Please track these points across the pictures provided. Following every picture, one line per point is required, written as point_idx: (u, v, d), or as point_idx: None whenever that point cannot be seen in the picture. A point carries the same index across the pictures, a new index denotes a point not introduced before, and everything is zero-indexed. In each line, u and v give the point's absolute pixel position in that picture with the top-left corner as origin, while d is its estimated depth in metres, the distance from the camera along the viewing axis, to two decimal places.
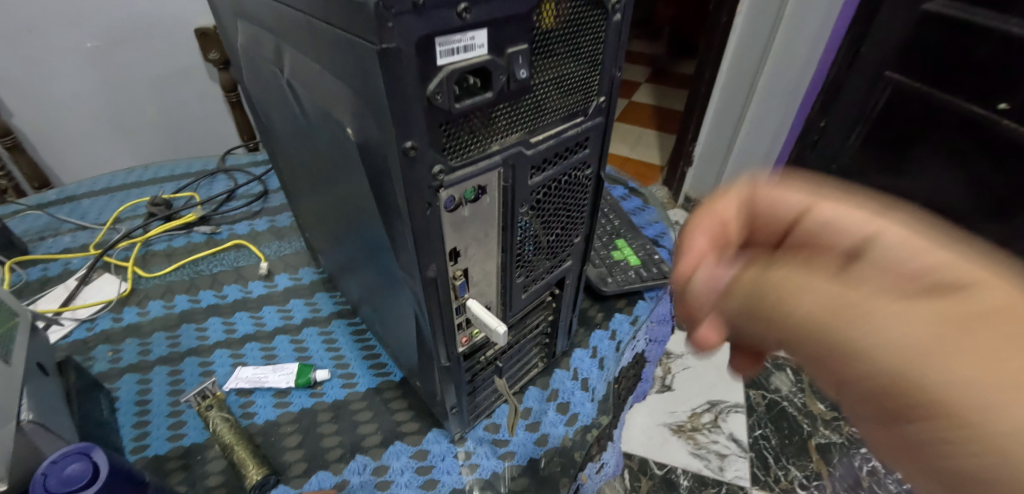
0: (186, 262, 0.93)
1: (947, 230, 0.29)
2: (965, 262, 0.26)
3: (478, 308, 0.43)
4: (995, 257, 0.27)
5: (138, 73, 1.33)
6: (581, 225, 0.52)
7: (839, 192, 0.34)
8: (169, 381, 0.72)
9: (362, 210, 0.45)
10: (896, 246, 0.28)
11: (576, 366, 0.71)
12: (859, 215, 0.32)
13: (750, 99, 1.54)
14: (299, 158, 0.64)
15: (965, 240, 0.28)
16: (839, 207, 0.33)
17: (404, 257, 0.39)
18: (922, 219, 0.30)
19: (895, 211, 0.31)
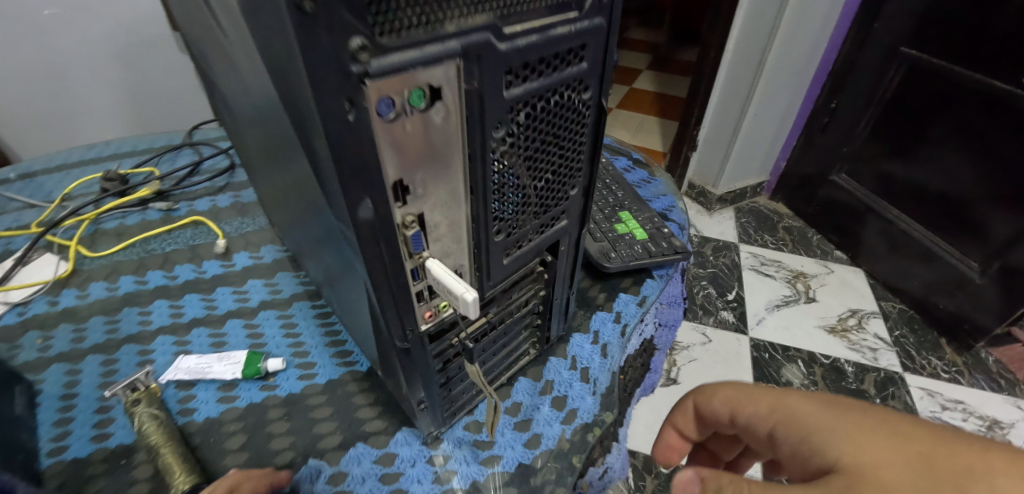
0: (137, 239, 0.81)
1: (867, 412, 0.35)
2: (882, 451, 0.32)
3: (441, 270, 0.32)
4: (905, 427, 0.33)
5: (102, 44, 1.21)
6: (579, 172, 0.42)
7: (786, 394, 0.41)
8: (100, 372, 0.62)
9: (291, 144, 0.34)
10: (835, 448, 0.34)
11: (575, 354, 0.61)
12: (804, 420, 0.38)
13: (759, 77, 1.40)
14: (234, 106, 0.53)
15: (881, 424, 0.34)
16: (786, 412, 0.39)
17: (334, 194, 0.28)
18: (848, 411, 0.36)
19: (826, 407, 0.37)
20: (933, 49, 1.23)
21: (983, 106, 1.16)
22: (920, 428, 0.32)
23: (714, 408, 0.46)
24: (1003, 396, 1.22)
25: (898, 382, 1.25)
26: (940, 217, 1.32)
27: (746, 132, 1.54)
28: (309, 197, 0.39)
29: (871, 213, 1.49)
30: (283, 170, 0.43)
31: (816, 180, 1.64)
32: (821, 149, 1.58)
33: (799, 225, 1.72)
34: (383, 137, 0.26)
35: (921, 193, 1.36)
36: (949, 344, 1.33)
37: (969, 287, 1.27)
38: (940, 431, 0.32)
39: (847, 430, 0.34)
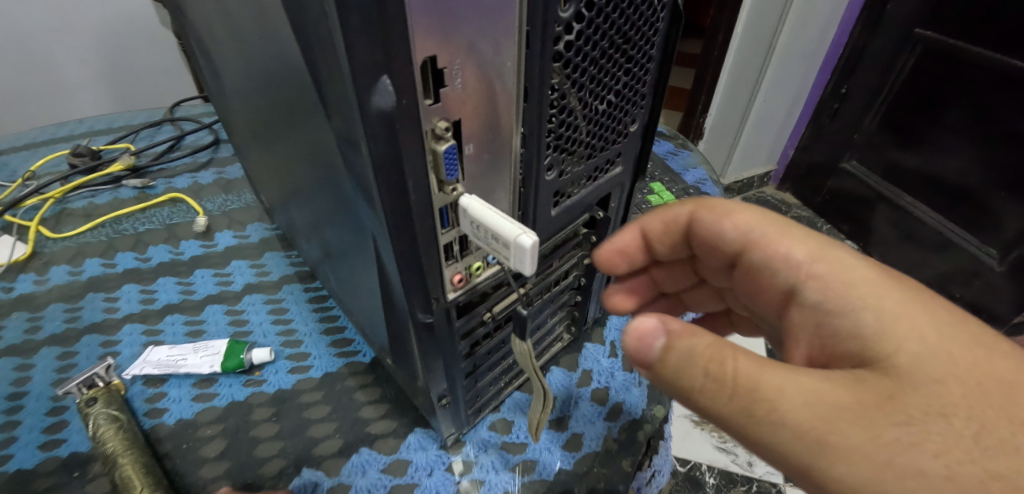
0: (105, 219, 0.70)
1: (936, 302, 0.27)
2: (956, 359, 0.24)
3: (481, 208, 0.23)
4: (981, 337, 0.25)
5: (75, 19, 1.03)
6: (642, 103, 0.33)
7: (841, 252, 0.30)
8: (56, 366, 0.52)
9: (280, 39, 0.24)
10: (893, 334, 0.25)
11: (613, 339, 0.53)
12: (857, 283, 0.28)
13: (769, 65, 1.09)
14: (203, 41, 0.42)
15: (955, 322, 0.26)
16: (838, 271, 0.29)
17: (342, 89, 0.19)
18: (918, 294, 0.27)
19: (892, 280, 0.28)
20: (954, 27, 0.95)
21: (1006, 86, 0.89)
22: (996, 342, 0.25)
23: (718, 230, 0.36)
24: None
25: None
26: (957, 204, 1.02)
27: (755, 123, 1.21)
28: (303, 130, 0.30)
29: (881, 200, 1.15)
30: (270, 103, 0.34)
31: (824, 167, 1.26)
32: (832, 137, 1.22)
33: (808, 213, 1.33)
34: None
35: (933, 184, 1.05)
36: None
37: (987, 275, 0.99)
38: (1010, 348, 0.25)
39: (914, 316, 0.26)
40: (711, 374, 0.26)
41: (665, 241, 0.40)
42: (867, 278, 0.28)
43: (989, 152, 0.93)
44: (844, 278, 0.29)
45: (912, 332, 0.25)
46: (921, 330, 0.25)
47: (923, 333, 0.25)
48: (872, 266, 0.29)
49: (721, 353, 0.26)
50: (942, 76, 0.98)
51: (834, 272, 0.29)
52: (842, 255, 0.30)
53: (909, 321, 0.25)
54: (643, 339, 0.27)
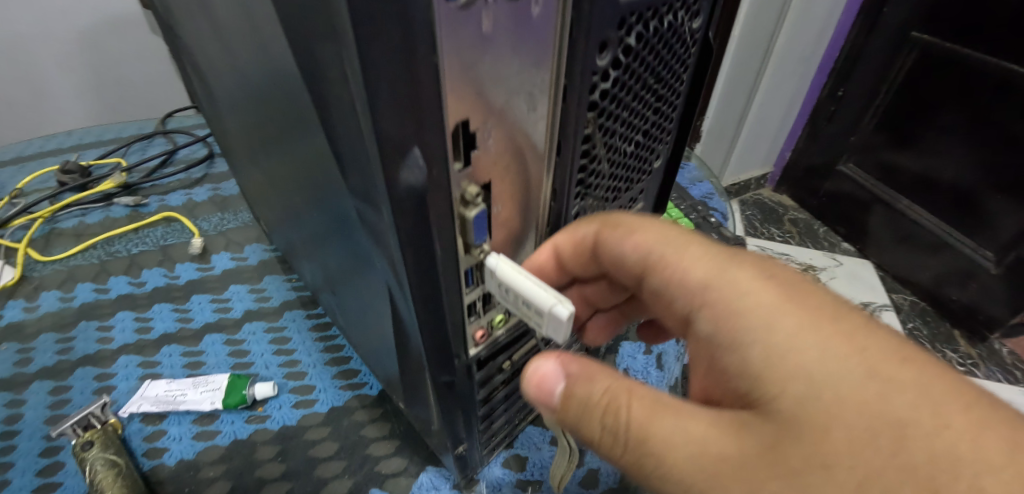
0: (96, 240, 0.68)
1: (839, 326, 0.20)
2: (845, 401, 0.19)
3: (511, 270, 0.21)
4: (890, 365, 0.19)
5: (53, 25, 0.95)
6: (667, 139, 0.31)
7: (744, 270, 0.23)
8: (49, 402, 0.50)
9: (292, 94, 0.23)
10: (774, 375, 0.20)
11: (626, 366, 0.51)
12: (750, 314, 0.22)
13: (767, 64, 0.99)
14: (197, 67, 0.40)
15: (859, 354, 0.19)
16: (731, 298, 0.22)
17: (364, 156, 0.17)
18: (817, 319, 0.21)
19: (791, 303, 0.21)
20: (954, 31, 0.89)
21: (1004, 92, 0.85)
22: (916, 365, 0.19)
23: (619, 252, 0.27)
24: (1020, 390, 0.91)
25: None
26: (953, 207, 0.97)
27: (754, 123, 1.11)
28: (310, 174, 0.28)
29: (877, 202, 1.09)
30: (276, 145, 0.32)
31: (821, 169, 1.18)
32: (830, 140, 1.14)
33: (805, 215, 1.24)
34: (447, 38, 0.14)
35: (931, 187, 1.00)
36: (959, 335, 0.99)
37: (982, 277, 0.94)
38: (938, 374, 0.19)
39: (805, 347, 0.20)
40: (608, 424, 0.23)
41: (573, 261, 0.28)
42: (761, 300, 0.22)
43: (987, 155, 0.89)
44: (734, 303, 0.22)
45: (808, 371, 0.20)
46: (814, 367, 0.20)
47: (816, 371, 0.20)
48: (765, 276, 0.23)
49: (617, 400, 0.23)
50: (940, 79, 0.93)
51: (726, 293, 0.23)
52: (738, 266, 0.23)
53: (795, 356, 0.20)
54: (540, 386, 0.25)
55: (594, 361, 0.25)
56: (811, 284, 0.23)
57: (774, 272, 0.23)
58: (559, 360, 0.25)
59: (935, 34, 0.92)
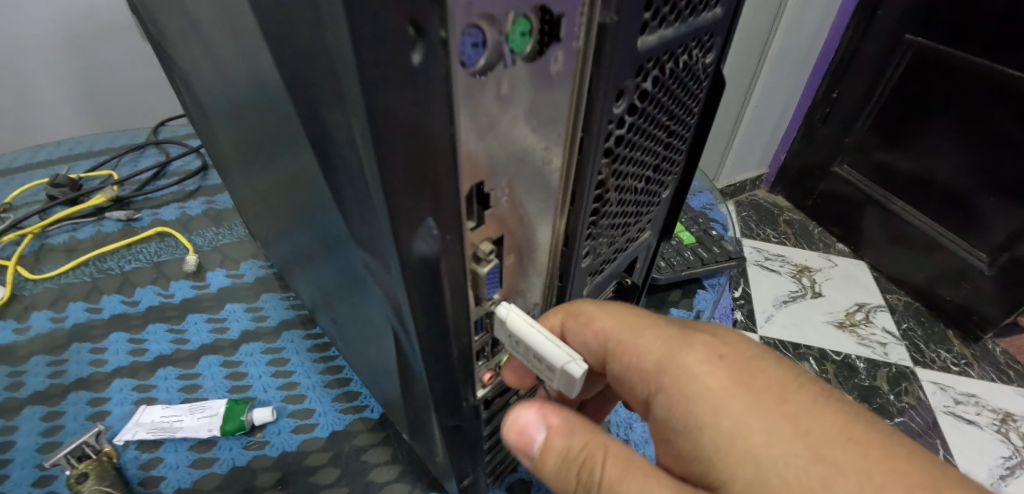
0: (89, 257, 0.66)
1: (784, 408, 0.22)
2: (788, 486, 0.20)
3: (523, 322, 0.21)
4: (832, 447, 0.20)
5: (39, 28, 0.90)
6: (676, 169, 0.31)
7: (697, 353, 0.24)
8: (42, 429, 0.49)
9: (290, 138, 0.22)
10: (724, 458, 0.21)
11: None
12: (704, 399, 0.23)
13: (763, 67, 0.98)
14: (191, 90, 0.39)
15: (801, 438, 0.21)
16: (685, 383, 0.24)
17: (372, 220, 0.17)
18: (763, 402, 0.22)
19: (739, 387, 0.22)
20: (947, 33, 0.89)
21: (999, 95, 0.84)
22: (860, 446, 0.20)
23: (581, 341, 0.28)
24: (1012, 389, 0.90)
25: (910, 377, 0.90)
26: (947, 209, 0.97)
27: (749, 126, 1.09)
28: (311, 213, 0.27)
29: (871, 203, 1.09)
30: (272, 179, 0.31)
31: (816, 170, 1.18)
32: (824, 143, 1.15)
33: (801, 217, 1.24)
34: (465, 106, 0.13)
35: (924, 188, 1.00)
36: (953, 335, 0.98)
37: (975, 278, 0.94)
38: (881, 453, 0.20)
39: (753, 430, 0.21)
40: (580, 478, 0.25)
41: None
42: (710, 383, 0.23)
43: (982, 158, 0.89)
44: (688, 384, 0.24)
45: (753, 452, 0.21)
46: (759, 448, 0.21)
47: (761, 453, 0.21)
48: (717, 356, 0.24)
49: (589, 456, 0.25)
50: (934, 83, 0.93)
51: (681, 375, 0.24)
52: (692, 347, 0.25)
53: (742, 439, 0.21)
54: (523, 436, 0.27)
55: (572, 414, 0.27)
56: (763, 361, 0.24)
57: (724, 351, 0.24)
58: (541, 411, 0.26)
59: (929, 37, 0.91)
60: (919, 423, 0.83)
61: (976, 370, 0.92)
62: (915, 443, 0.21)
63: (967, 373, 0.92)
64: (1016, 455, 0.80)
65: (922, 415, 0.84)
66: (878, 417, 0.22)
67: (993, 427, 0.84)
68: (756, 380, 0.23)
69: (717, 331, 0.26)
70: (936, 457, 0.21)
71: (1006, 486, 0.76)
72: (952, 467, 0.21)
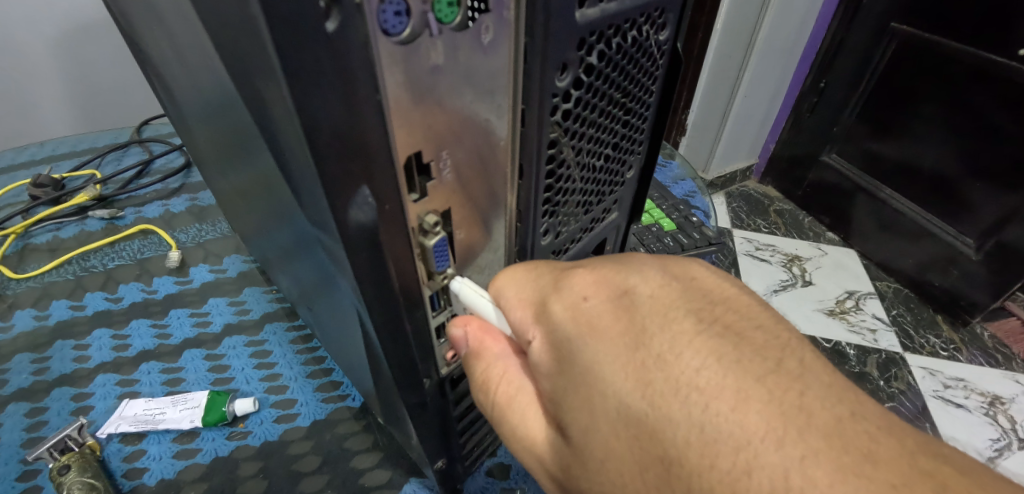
0: (73, 255, 0.65)
1: (637, 356, 0.17)
2: (617, 433, 0.17)
3: (473, 293, 0.23)
4: (669, 394, 0.16)
5: (21, 29, 0.85)
6: (639, 149, 0.31)
7: (561, 297, 0.19)
8: (25, 424, 0.49)
9: (239, 124, 0.22)
10: (571, 405, 0.19)
11: None
12: (563, 348, 0.19)
13: (750, 56, 0.98)
14: (162, 84, 0.38)
15: (641, 388, 0.17)
16: (546, 329, 0.20)
17: (310, 197, 0.17)
18: (615, 349, 0.17)
19: (594, 334, 0.18)
20: (931, 21, 0.89)
21: (986, 81, 0.85)
22: (707, 393, 0.15)
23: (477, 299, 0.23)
24: (1000, 372, 0.91)
25: (899, 363, 0.91)
26: (934, 195, 0.98)
27: (739, 116, 1.09)
28: (272, 201, 0.27)
29: (860, 191, 1.10)
30: (236, 168, 0.31)
31: (805, 159, 1.20)
32: (812, 131, 1.16)
33: (790, 206, 1.26)
34: (393, 75, 0.14)
35: (913, 176, 1.00)
36: (942, 320, 1.00)
37: (963, 264, 0.95)
38: (735, 396, 0.15)
39: (598, 379, 0.18)
40: (479, 395, 0.24)
41: None
42: (568, 335, 0.19)
43: (969, 145, 0.89)
44: (553, 337, 0.19)
45: (596, 409, 0.18)
46: (597, 402, 0.18)
47: (599, 406, 0.18)
48: (584, 301, 0.19)
49: (486, 380, 0.23)
50: (921, 70, 0.93)
51: (546, 321, 0.20)
52: (560, 284, 0.20)
53: (585, 388, 0.18)
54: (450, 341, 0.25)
55: (507, 337, 0.23)
56: (637, 297, 0.18)
57: (589, 292, 0.19)
58: (460, 333, 0.23)
59: (913, 24, 0.92)
60: (913, 410, 0.84)
61: (967, 355, 0.94)
62: (797, 380, 0.16)
63: (957, 357, 0.93)
64: (1004, 438, 0.81)
65: (913, 401, 0.85)
66: (761, 350, 0.16)
67: (981, 410, 0.85)
68: (620, 327, 0.18)
69: (605, 261, 0.20)
70: (817, 399, 0.15)
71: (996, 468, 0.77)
72: (836, 410, 0.15)
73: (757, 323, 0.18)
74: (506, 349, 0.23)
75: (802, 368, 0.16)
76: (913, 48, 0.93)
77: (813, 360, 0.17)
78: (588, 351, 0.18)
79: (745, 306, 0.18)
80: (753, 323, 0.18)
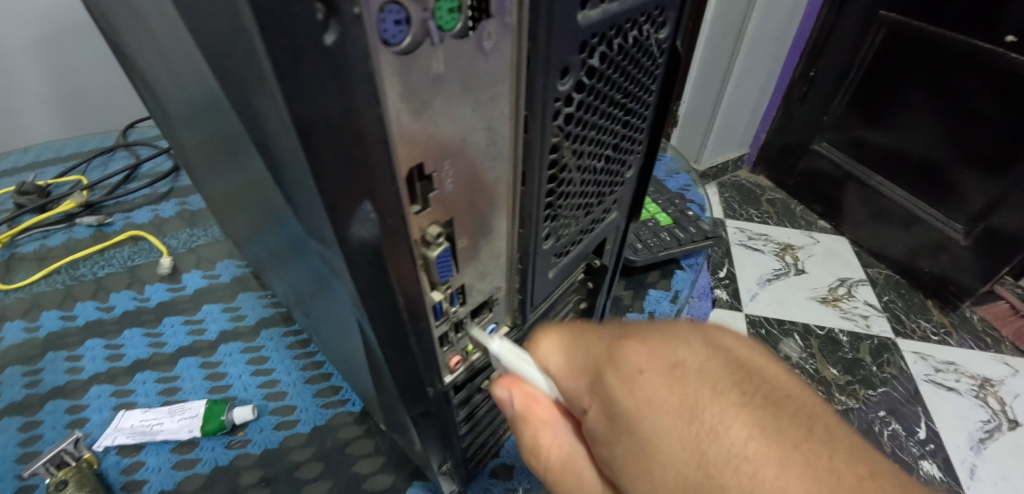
0: (62, 264, 0.64)
1: (692, 427, 0.17)
2: None
3: (513, 356, 0.25)
4: (721, 466, 0.16)
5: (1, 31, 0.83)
6: (639, 147, 0.31)
7: (614, 370, 0.19)
8: (20, 439, 0.48)
9: (230, 135, 0.21)
10: (629, 473, 0.18)
11: (651, 307, 0.61)
12: (615, 418, 0.18)
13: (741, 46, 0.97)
14: (148, 89, 0.37)
15: (698, 461, 0.16)
16: (598, 400, 0.19)
17: (310, 213, 0.16)
18: (670, 420, 0.17)
19: (650, 407, 0.17)
20: (918, 9, 0.89)
21: (969, 66, 0.85)
22: (754, 463, 0.15)
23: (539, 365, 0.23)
24: (991, 355, 0.92)
25: (895, 349, 0.92)
26: (924, 181, 0.99)
27: (731, 106, 1.09)
28: (266, 211, 0.26)
29: (851, 179, 1.11)
30: (228, 177, 0.30)
31: (796, 148, 1.20)
32: (803, 121, 1.16)
33: (784, 195, 1.26)
34: (392, 86, 0.14)
35: (903, 163, 1.01)
36: (933, 304, 1.01)
37: (954, 249, 0.96)
38: (778, 464, 0.15)
39: (655, 450, 0.17)
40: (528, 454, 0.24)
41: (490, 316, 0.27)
42: (623, 405, 0.18)
43: (956, 130, 0.90)
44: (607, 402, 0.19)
45: (659, 475, 0.17)
46: (659, 473, 0.17)
47: (661, 477, 0.17)
48: (639, 368, 0.18)
49: (537, 444, 0.23)
50: (910, 57, 0.94)
51: (600, 386, 0.19)
52: (608, 352, 0.19)
53: (647, 455, 0.17)
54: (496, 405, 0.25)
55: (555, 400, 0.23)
56: (688, 367, 0.18)
57: (643, 358, 0.18)
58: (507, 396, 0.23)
59: (901, 12, 0.92)
60: (907, 395, 0.85)
61: (959, 339, 0.95)
62: (826, 444, 0.16)
63: (949, 342, 0.94)
64: (993, 418, 0.82)
65: (907, 386, 0.86)
66: (794, 417, 0.17)
67: (972, 392, 0.86)
68: (674, 400, 0.17)
69: (647, 327, 0.20)
70: (844, 462, 0.16)
71: (987, 449, 0.79)
72: (857, 470, 0.16)
73: (788, 393, 0.18)
74: (555, 412, 0.23)
75: (827, 432, 0.17)
76: (900, 36, 0.94)
77: (836, 424, 0.17)
78: (649, 422, 0.17)
79: (774, 375, 0.19)
80: (783, 392, 0.18)
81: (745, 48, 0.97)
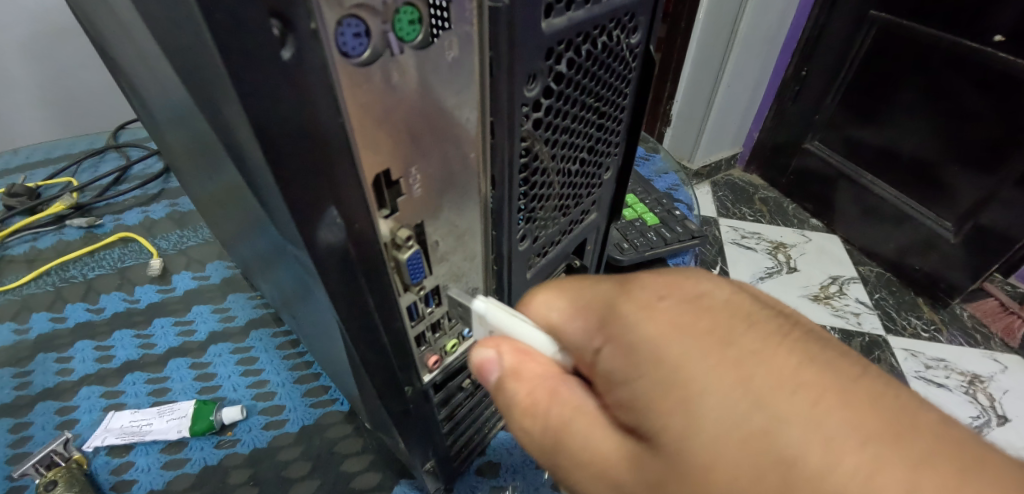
0: (52, 266, 0.64)
1: (729, 352, 0.17)
2: (724, 435, 0.16)
3: (502, 314, 0.24)
4: (774, 389, 0.16)
5: None
6: (616, 149, 0.32)
7: (634, 298, 0.19)
8: (10, 440, 0.48)
9: (207, 140, 0.22)
10: (658, 408, 0.17)
11: None
12: (638, 348, 0.18)
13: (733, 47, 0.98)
14: (134, 93, 0.38)
15: (746, 385, 0.16)
16: (616, 333, 0.19)
17: (280, 218, 0.17)
18: (706, 345, 0.17)
19: (681, 331, 0.17)
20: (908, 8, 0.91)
21: (956, 64, 0.87)
22: (812, 389, 0.15)
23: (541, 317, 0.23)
24: (979, 351, 0.93)
25: (884, 346, 0.93)
26: (913, 180, 1.00)
27: (722, 106, 1.10)
28: (247, 214, 0.27)
29: (842, 178, 1.12)
30: (211, 180, 0.31)
31: (787, 147, 1.21)
32: (794, 121, 1.17)
33: (775, 194, 1.27)
34: (352, 96, 0.14)
35: (893, 161, 1.03)
36: (923, 302, 1.02)
37: (943, 247, 0.97)
38: (840, 395, 0.15)
39: (692, 376, 0.17)
40: (515, 417, 0.22)
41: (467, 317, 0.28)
42: (650, 335, 0.18)
43: (945, 130, 0.91)
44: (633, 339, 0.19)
45: (699, 403, 0.16)
46: (699, 400, 0.16)
47: (701, 405, 0.16)
48: (661, 301, 0.19)
49: (531, 404, 0.21)
50: (899, 56, 0.95)
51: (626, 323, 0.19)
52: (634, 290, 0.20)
53: (685, 385, 0.17)
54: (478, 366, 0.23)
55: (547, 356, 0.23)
56: (714, 299, 0.19)
57: (666, 295, 0.19)
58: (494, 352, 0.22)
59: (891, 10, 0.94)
60: None
61: (948, 337, 0.96)
62: (887, 381, 0.16)
63: (937, 339, 0.95)
64: (983, 414, 0.84)
65: None
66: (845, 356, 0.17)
67: (962, 389, 0.87)
68: (707, 329, 0.17)
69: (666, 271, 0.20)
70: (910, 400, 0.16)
71: None
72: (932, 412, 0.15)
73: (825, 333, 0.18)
74: (549, 367, 0.22)
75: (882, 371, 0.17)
76: (890, 35, 0.95)
77: None
78: (679, 347, 0.17)
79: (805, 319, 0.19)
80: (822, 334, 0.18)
81: (736, 48, 0.98)
